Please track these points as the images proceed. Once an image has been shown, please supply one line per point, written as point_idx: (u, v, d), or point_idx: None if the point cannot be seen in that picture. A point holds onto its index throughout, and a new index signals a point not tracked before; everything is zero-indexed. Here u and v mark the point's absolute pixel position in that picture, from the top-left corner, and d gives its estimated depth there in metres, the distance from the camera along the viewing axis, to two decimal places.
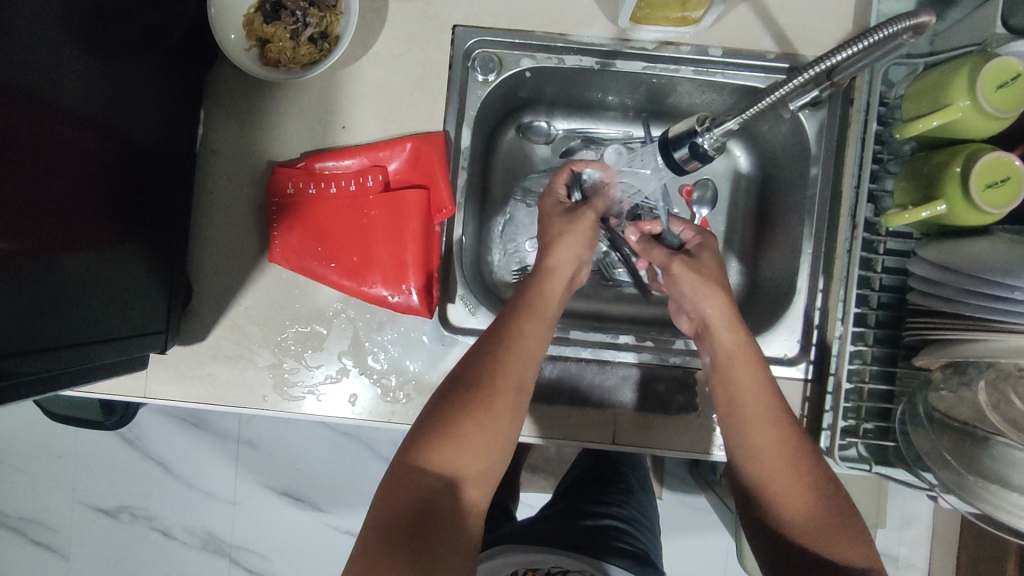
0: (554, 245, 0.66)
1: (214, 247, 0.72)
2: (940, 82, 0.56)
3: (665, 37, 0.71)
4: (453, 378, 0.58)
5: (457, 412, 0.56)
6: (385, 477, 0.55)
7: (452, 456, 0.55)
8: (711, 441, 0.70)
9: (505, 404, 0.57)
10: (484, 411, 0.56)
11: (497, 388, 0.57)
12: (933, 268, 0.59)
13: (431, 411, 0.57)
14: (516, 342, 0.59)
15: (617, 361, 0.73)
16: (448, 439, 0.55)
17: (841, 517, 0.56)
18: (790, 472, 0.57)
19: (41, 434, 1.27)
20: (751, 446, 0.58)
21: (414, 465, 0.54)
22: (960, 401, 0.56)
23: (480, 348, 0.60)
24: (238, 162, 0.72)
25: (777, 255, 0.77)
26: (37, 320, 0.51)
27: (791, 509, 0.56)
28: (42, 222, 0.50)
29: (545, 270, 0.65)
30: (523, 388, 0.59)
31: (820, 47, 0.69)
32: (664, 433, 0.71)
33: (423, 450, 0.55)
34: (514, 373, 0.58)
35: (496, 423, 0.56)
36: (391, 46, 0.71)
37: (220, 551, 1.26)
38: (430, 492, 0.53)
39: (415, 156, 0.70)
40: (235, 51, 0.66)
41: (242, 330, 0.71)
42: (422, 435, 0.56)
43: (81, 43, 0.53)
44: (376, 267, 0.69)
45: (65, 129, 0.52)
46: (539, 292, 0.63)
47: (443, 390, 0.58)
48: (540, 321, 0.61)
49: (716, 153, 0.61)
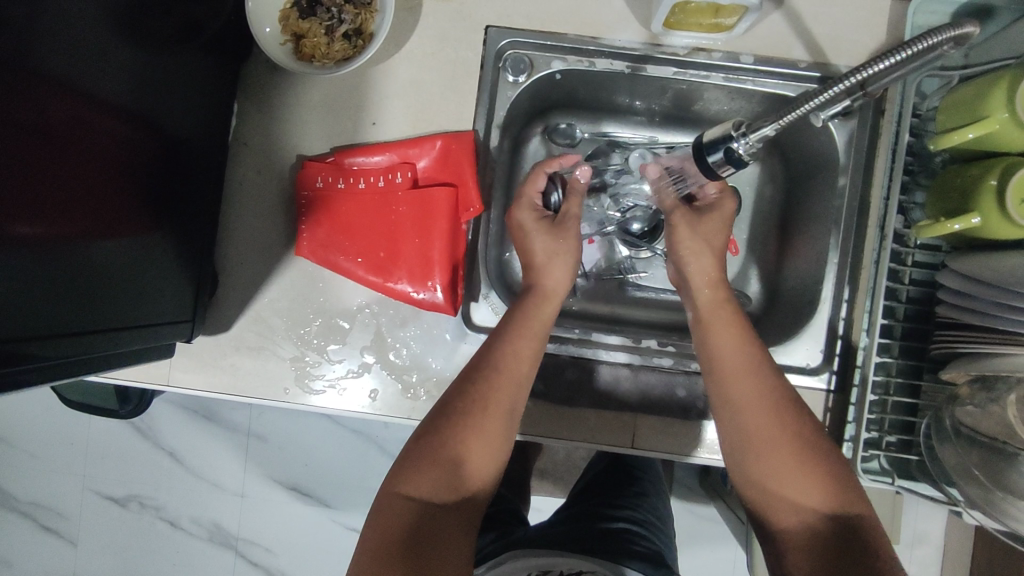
0: (547, 267, 0.69)
1: (241, 238, 0.72)
2: (978, 95, 0.56)
3: (697, 43, 0.71)
4: (441, 404, 0.60)
5: (446, 439, 0.57)
6: (375, 506, 0.57)
7: (440, 482, 0.57)
8: (700, 445, 0.70)
9: (496, 426, 0.59)
10: (476, 435, 0.58)
11: (487, 413, 0.59)
12: (964, 281, 0.58)
13: (419, 438, 0.58)
14: (507, 366, 0.61)
15: (608, 360, 0.73)
16: (438, 464, 0.57)
17: (853, 497, 0.56)
18: (798, 466, 0.56)
19: (55, 421, 1.28)
20: (754, 441, 0.58)
21: (403, 492, 0.56)
22: (988, 416, 0.56)
23: (472, 371, 0.61)
24: (269, 155, 0.73)
25: (801, 264, 0.77)
26: (72, 316, 0.52)
27: (782, 476, 0.57)
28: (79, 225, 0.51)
29: (540, 294, 0.67)
30: (514, 409, 0.60)
31: (853, 58, 0.69)
32: (645, 433, 0.70)
33: (413, 476, 0.56)
34: (504, 397, 0.60)
35: (486, 444, 0.59)
36: (423, 44, 0.71)
37: (226, 543, 1.27)
38: (421, 519, 0.55)
39: (444, 154, 0.70)
40: (270, 45, 0.66)
41: (267, 322, 0.71)
42: (409, 463, 0.57)
43: (120, 34, 0.54)
44: (402, 263, 0.69)
45: (101, 122, 0.53)
46: (529, 314, 0.65)
47: (430, 416, 0.60)
48: (532, 343, 0.63)
49: (750, 158, 0.60)
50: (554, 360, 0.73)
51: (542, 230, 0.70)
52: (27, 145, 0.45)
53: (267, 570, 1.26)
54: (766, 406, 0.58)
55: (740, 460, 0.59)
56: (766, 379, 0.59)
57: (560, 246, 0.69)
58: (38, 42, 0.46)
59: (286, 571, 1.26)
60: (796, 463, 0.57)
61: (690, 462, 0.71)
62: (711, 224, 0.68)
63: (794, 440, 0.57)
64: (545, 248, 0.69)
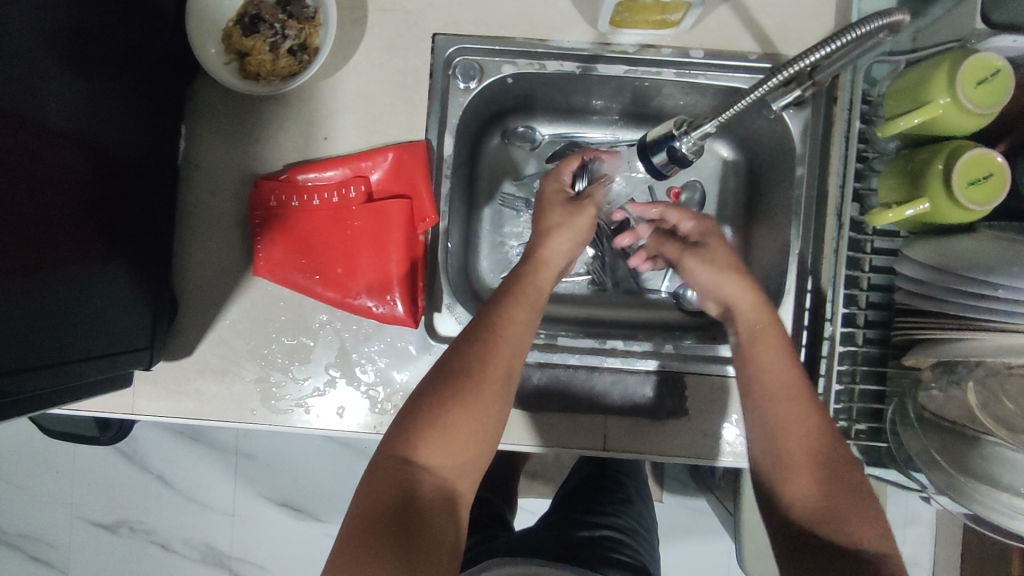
0: (551, 237, 0.68)
1: (198, 262, 0.71)
2: (921, 79, 0.56)
3: (645, 40, 0.70)
4: (439, 365, 0.57)
5: (442, 401, 0.55)
6: (366, 473, 0.53)
7: (439, 448, 0.54)
8: (717, 447, 0.70)
9: (494, 393, 0.57)
10: (474, 400, 0.55)
11: (486, 379, 0.57)
12: (919, 269, 0.58)
13: (417, 401, 0.56)
14: (503, 331, 0.60)
15: (605, 366, 0.72)
16: (436, 429, 0.54)
17: (873, 522, 0.51)
18: (821, 480, 0.53)
19: (39, 450, 1.26)
20: (782, 454, 0.55)
21: (400, 457, 0.53)
22: (951, 400, 0.57)
23: (469, 336, 0.59)
24: (221, 175, 0.72)
25: (766, 255, 0.76)
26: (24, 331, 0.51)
27: (800, 484, 0.54)
28: (28, 230, 0.50)
29: (539, 261, 0.67)
30: (511, 377, 0.59)
31: (802, 47, 0.69)
32: (660, 439, 0.70)
33: (407, 442, 0.54)
34: (502, 363, 0.58)
35: (484, 411, 0.56)
36: (371, 56, 0.71)
37: (219, 564, 1.26)
38: (415, 485, 0.52)
39: (397, 166, 0.70)
40: (214, 64, 0.65)
41: (229, 344, 0.71)
42: (406, 428, 0.54)
43: (62, 62, 0.53)
44: (360, 278, 0.69)
45: (50, 149, 0.52)
46: (524, 283, 0.64)
47: (429, 377, 0.57)
48: (527, 311, 0.62)
49: (694, 155, 0.61)
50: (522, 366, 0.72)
51: (558, 204, 0.71)
52: None
53: None
54: (801, 424, 0.56)
55: (766, 464, 0.56)
56: (811, 398, 0.57)
57: (573, 218, 0.68)
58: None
59: None
60: (820, 479, 0.53)
61: (718, 465, 0.70)
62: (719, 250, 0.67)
63: (825, 460, 0.54)
64: (554, 221, 0.69)
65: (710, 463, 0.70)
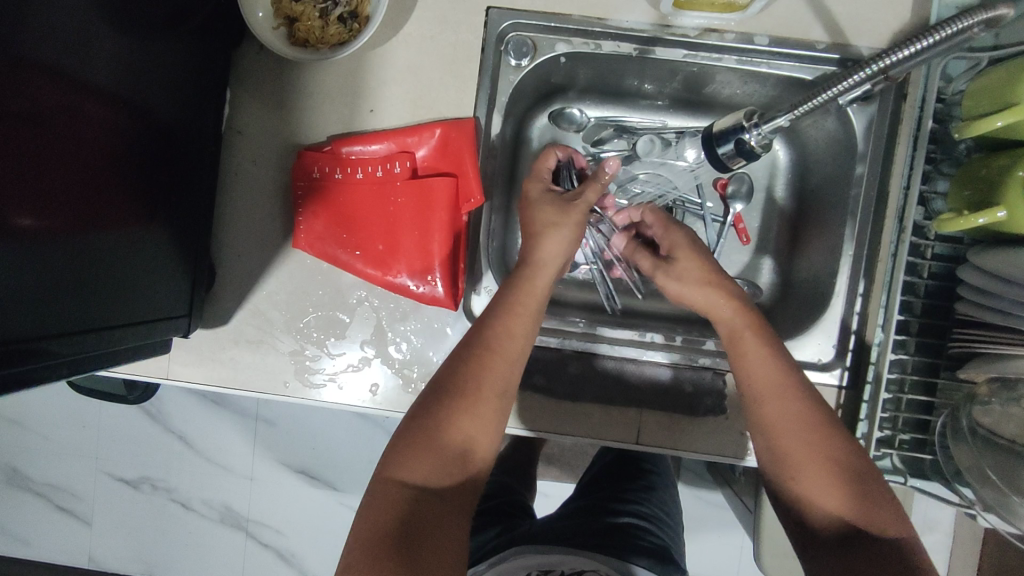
0: (546, 236, 0.66)
1: (238, 230, 0.71)
2: (1008, 80, 0.52)
3: (709, 23, 0.67)
4: (433, 387, 0.59)
5: (436, 421, 0.57)
6: (366, 495, 0.55)
7: (436, 467, 0.55)
8: (745, 447, 0.68)
9: (489, 409, 0.58)
10: (469, 419, 0.58)
11: (481, 397, 0.58)
12: (989, 280, 0.55)
13: (413, 422, 0.57)
14: (497, 345, 0.60)
15: (644, 359, 0.71)
16: (432, 447, 0.56)
17: (878, 510, 0.53)
18: (833, 485, 0.54)
19: (67, 404, 1.29)
20: (790, 465, 0.56)
21: (396, 478, 0.54)
22: (1009, 418, 0.54)
23: (462, 353, 0.60)
24: (266, 145, 0.70)
25: (814, 255, 0.74)
26: (66, 303, 0.51)
27: (806, 485, 0.55)
28: (75, 202, 0.50)
29: (534, 261, 0.66)
30: (508, 390, 0.60)
31: (875, 39, 0.66)
32: (692, 436, 0.69)
33: (401, 463, 0.55)
34: (496, 379, 0.59)
35: (479, 427, 0.58)
36: (422, 27, 0.69)
37: (237, 525, 1.28)
38: (412, 504, 0.53)
39: (444, 143, 0.68)
40: (263, 30, 0.64)
41: (265, 315, 0.70)
42: (402, 449, 0.56)
43: (113, 23, 0.52)
44: (401, 256, 0.68)
45: (95, 109, 0.51)
46: (522, 290, 0.64)
47: (426, 393, 0.59)
48: (525, 323, 0.62)
49: (762, 150, 0.62)
50: (558, 354, 0.71)
51: (553, 205, 0.68)
52: (25, 137, 0.44)
53: (278, 550, 1.28)
54: (806, 429, 0.57)
55: (777, 468, 0.57)
56: (812, 408, 0.57)
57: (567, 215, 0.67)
58: (31, 34, 0.44)
59: (296, 552, 1.28)
60: (833, 484, 0.55)
61: (742, 465, 0.69)
62: (687, 257, 0.66)
63: (835, 465, 0.55)
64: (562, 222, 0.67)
65: (738, 463, 0.69)
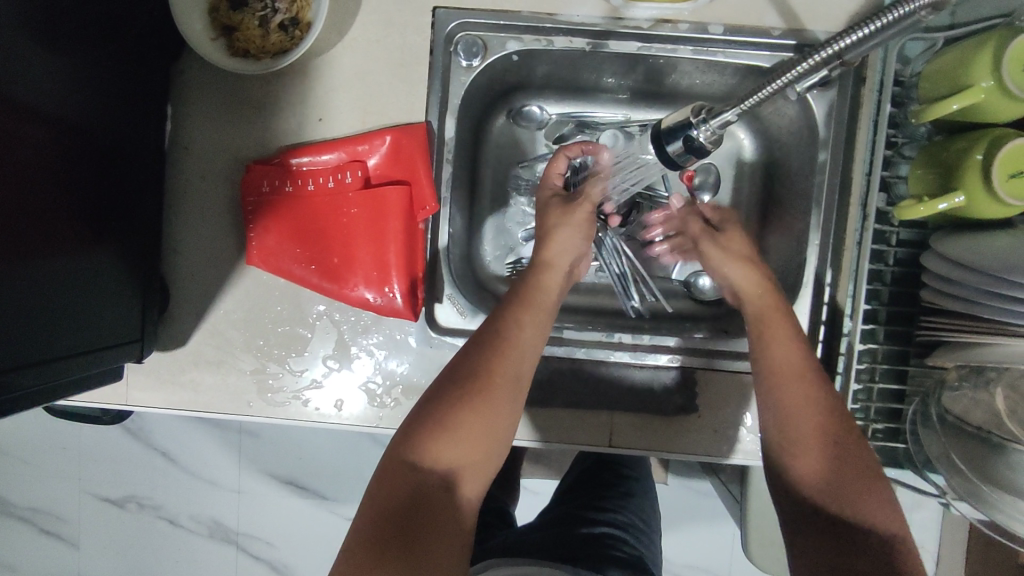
0: (548, 237, 0.65)
1: (192, 248, 0.69)
2: (962, 61, 0.51)
3: (661, 14, 0.66)
4: (449, 370, 0.56)
5: (448, 404, 0.54)
6: (374, 477, 0.53)
7: (446, 453, 0.52)
8: (718, 444, 0.68)
9: (503, 399, 0.55)
10: (481, 407, 0.54)
11: (494, 384, 0.55)
12: (952, 267, 0.54)
13: (426, 405, 0.55)
14: (514, 336, 0.58)
15: (613, 359, 0.70)
16: (443, 434, 0.53)
17: (883, 528, 0.51)
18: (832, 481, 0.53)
19: (44, 427, 1.26)
20: (791, 454, 0.55)
21: (407, 462, 0.52)
22: (976, 404, 0.53)
23: (480, 338, 0.58)
24: (212, 159, 0.68)
25: (782, 244, 0.73)
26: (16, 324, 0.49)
27: (804, 478, 0.54)
28: (19, 228, 0.48)
29: (540, 263, 0.64)
30: (521, 384, 0.57)
31: (829, 23, 0.64)
32: (663, 434, 0.68)
33: (413, 446, 0.53)
34: (509, 369, 0.56)
35: (493, 417, 0.54)
36: (367, 31, 0.67)
37: (227, 539, 1.27)
38: (418, 491, 0.51)
39: (396, 150, 0.67)
40: (200, 41, 0.61)
41: (224, 334, 0.68)
42: (414, 432, 0.53)
43: (46, 44, 0.50)
44: (358, 268, 0.66)
45: (31, 130, 0.49)
46: (534, 287, 0.62)
47: (441, 378, 0.56)
48: (536, 315, 0.60)
49: (711, 146, 0.61)
50: None
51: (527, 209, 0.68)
52: None
53: (269, 562, 1.26)
54: (819, 423, 0.55)
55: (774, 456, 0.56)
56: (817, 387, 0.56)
57: (570, 215, 0.66)
58: None
59: (288, 563, 1.26)
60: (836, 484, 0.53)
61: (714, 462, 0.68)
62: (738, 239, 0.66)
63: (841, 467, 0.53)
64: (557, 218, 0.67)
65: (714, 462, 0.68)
